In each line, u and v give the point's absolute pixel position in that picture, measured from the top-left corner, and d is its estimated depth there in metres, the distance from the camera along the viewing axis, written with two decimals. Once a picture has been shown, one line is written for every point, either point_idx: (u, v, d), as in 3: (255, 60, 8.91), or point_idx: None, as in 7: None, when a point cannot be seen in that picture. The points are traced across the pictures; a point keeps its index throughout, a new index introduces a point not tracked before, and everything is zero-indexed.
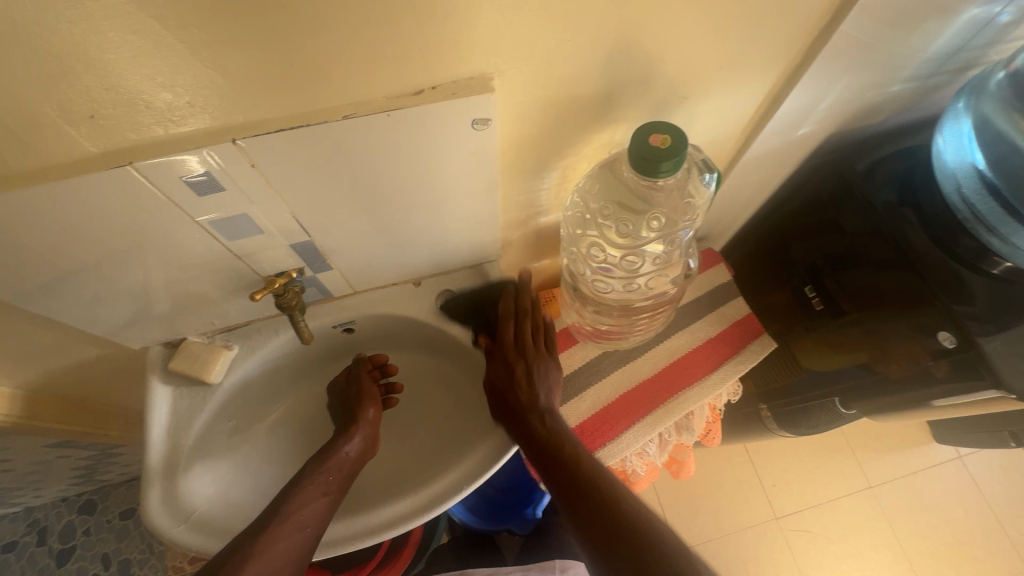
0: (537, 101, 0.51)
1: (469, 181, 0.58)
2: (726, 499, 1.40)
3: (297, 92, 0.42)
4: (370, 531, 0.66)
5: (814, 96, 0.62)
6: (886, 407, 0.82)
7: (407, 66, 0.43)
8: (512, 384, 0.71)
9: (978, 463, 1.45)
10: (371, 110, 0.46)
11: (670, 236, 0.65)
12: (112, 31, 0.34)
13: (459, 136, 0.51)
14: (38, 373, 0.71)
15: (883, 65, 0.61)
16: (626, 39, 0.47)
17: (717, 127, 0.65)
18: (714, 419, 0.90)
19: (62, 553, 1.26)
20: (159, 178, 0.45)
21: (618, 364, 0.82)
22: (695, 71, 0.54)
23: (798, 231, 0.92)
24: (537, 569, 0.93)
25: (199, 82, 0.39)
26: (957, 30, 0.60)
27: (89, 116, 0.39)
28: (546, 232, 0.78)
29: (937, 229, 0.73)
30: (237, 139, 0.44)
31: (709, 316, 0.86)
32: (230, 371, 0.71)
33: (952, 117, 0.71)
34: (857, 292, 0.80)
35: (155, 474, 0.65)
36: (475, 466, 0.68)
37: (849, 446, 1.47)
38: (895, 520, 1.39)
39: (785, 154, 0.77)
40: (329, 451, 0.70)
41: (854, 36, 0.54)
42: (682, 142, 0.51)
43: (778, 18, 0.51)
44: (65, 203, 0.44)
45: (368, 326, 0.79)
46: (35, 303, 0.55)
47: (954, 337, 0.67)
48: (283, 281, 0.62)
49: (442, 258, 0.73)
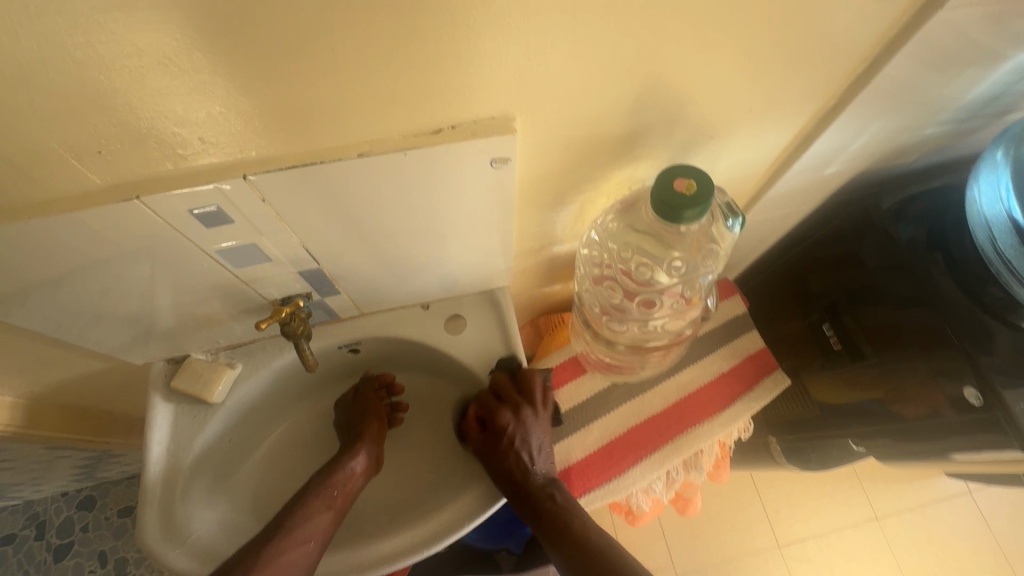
0: (559, 140, 0.50)
1: (482, 216, 0.56)
2: (728, 523, 1.38)
3: (309, 130, 0.41)
4: (363, 565, 0.64)
5: (846, 137, 0.60)
6: (903, 453, 0.80)
7: (424, 106, 0.42)
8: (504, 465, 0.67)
9: (987, 498, 1.42)
10: (387, 148, 0.44)
11: (691, 279, 0.64)
12: (123, 70, 0.33)
13: (477, 172, 0.49)
14: (38, 384, 0.70)
15: (919, 108, 0.59)
16: (655, 80, 0.46)
17: (741, 166, 0.63)
18: (724, 456, 0.87)
19: (59, 548, 1.26)
20: (167, 211, 0.44)
21: (626, 397, 0.80)
22: (724, 113, 0.52)
23: (817, 264, 0.90)
24: None
25: (210, 119, 0.38)
26: (1000, 77, 0.57)
27: (96, 151, 0.38)
28: (559, 261, 0.76)
29: (966, 275, 0.70)
30: (248, 174, 0.43)
31: (722, 350, 0.84)
32: (233, 390, 0.70)
33: (989, 167, 0.68)
34: (876, 333, 0.78)
35: (153, 494, 0.65)
36: (474, 503, 0.67)
37: (857, 476, 1.44)
38: (900, 553, 1.36)
39: (807, 192, 0.74)
40: (334, 466, 0.69)
41: (893, 81, 0.52)
42: (708, 189, 0.49)
43: (812, 61, 0.49)
44: (70, 233, 0.43)
45: (374, 348, 0.78)
46: (34, 323, 0.54)
47: (980, 395, 0.65)
48: (290, 309, 0.60)
49: (452, 285, 0.71)
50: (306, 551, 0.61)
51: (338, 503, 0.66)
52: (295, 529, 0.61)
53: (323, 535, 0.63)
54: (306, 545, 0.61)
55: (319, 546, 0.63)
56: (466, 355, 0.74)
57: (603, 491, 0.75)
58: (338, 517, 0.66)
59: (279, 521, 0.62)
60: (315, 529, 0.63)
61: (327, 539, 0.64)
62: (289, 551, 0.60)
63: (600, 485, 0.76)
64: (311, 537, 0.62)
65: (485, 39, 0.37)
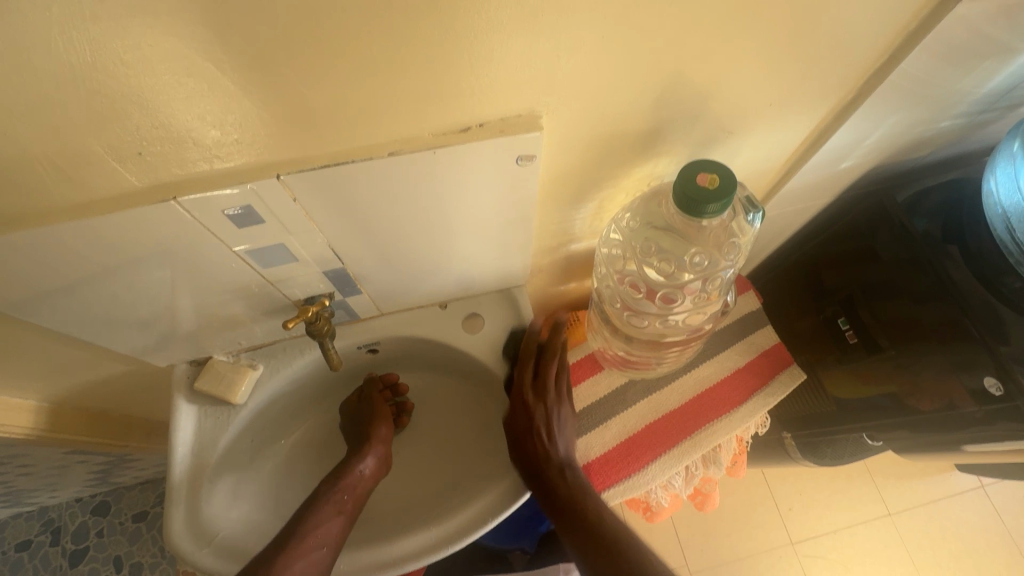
0: (584, 137, 0.50)
1: (505, 213, 0.57)
2: (741, 521, 1.38)
3: (341, 130, 0.42)
4: (389, 562, 0.65)
5: (863, 131, 0.61)
6: (920, 445, 0.80)
7: (455, 104, 0.42)
8: (529, 434, 0.69)
9: (1000, 493, 1.41)
10: (418, 147, 0.45)
11: (711, 274, 0.64)
12: (167, 73, 0.34)
13: (503, 170, 0.50)
14: (62, 387, 0.71)
15: (935, 102, 0.60)
16: (679, 77, 0.46)
17: (758, 161, 0.64)
18: (741, 451, 0.88)
19: (75, 553, 1.26)
20: (200, 212, 0.45)
21: (644, 393, 0.81)
22: (744, 109, 0.53)
23: (832, 258, 0.90)
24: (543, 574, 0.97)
25: (247, 120, 0.38)
26: (1015, 69, 0.58)
27: (136, 152, 0.39)
28: (576, 258, 0.77)
29: (982, 267, 0.70)
30: (281, 174, 0.44)
31: (738, 345, 0.85)
32: (254, 391, 0.71)
33: (1006, 158, 0.68)
34: (893, 326, 0.78)
35: (179, 494, 0.65)
36: (496, 500, 0.67)
37: (868, 472, 1.44)
38: (913, 549, 1.36)
39: (823, 186, 0.75)
40: (343, 469, 0.70)
41: (911, 75, 0.52)
42: (731, 183, 0.49)
43: (832, 57, 0.49)
44: (104, 234, 0.44)
45: (393, 347, 0.78)
46: (63, 324, 0.54)
47: (1000, 384, 0.65)
48: (317, 309, 0.62)
49: (471, 283, 0.72)
50: (319, 556, 0.62)
51: (348, 507, 0.68)
52: (306, 536, 0.62)
53: (336, 538, 0.65)
54: (320, 550, 0.63)
55: (333, 550, 0.64)
56: (485, 352, 0.75)
57: (623, 487, 0.76)
58: (346, 523, 0.67)
59: (291, 527, 0.63)
60: (327, 534, 0.64)
61: (340, 542, 0.65)
62: (303, 557, 0.61)
63: (619, 481, 0.77)
64: (324, 541, 0.63)
65: (517, 37, 0.38)
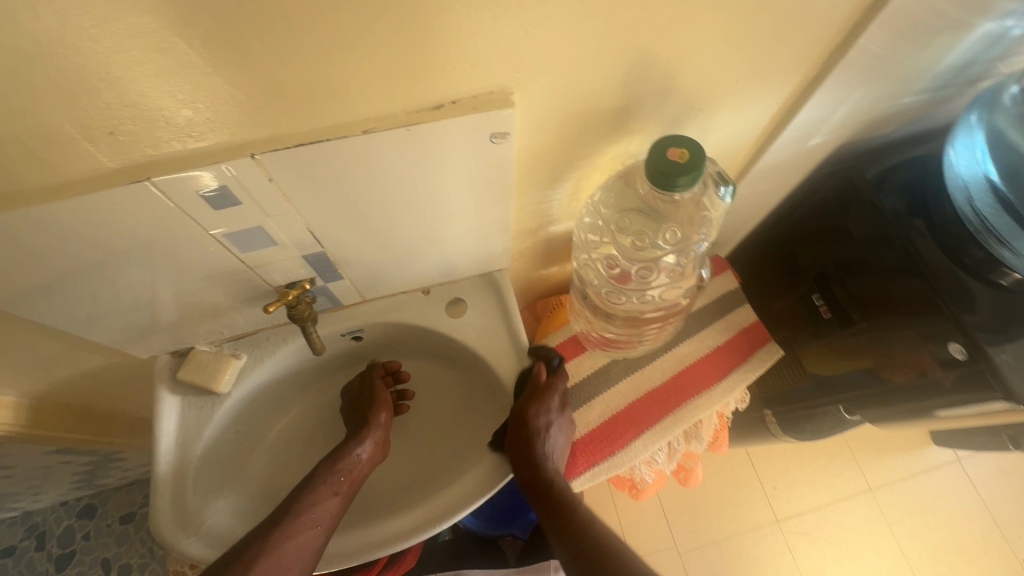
0: (556, 114, 0.51)
1: (483, 194, 0.58)
2: (727, 501, 1.41)
3: (315, 108, 0.42)
4: (379, 543, 0.65)
5: (828, 108, 0.63)
6: (889, 416, 0.83)
7: (427, 81, 0.43)
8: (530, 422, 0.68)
9: (976, 466, 1.46)
10: (392, 124, 0.45)
11: (686, 248, 0.66)
12: (135, 49, 0.34)
13: (479, 148, 0.51)
14: (42, 382, 0.70)
15: (895, 78, 0.62)
16: (647, 53, 0.47)
17: (729, 139, 0.66)
18: (721, 426, 0.90)
19: (61, 557, 1.25)
20: (177, 194, 0.45)
21: (626, 372, 0.82)
22: (712, 86, 0.54)
23: (805, 237, 0.93)
24: (531, 570, 0.98)
25: (219, 99, 0.39)
26: (971, 44, 0.60)
27: (108, 131, 0.39)
28: (556, 241, 0.78)
29: (946, 239, 0.73)
30: (255, 153, 0.44)
31: (716, 324, 0.87)
32: (239, 380, 0.71)
33: (965, 130, 0.71)
34: (864, 300, 0.80)
35: (165, 483, 0.65)
36: (480, 480, 0.68)
37: (849, 449, 1.47)
38: (894, 522, 1.40)
39: (793, 164, 0.77)
40: (340, 452, 0.69)
41: (872, 49, 0.54)
42: (700, 157, 0.51)
43: (795, 33, 0.51)
44: (77, 218, 0.44)
45: (377, 334, 0.79)
46: (39, 315, 0.54)
47: (964, 348, 0.67)
48: (296, 293, 0.62)
49: (453, 267, 0.73)
50: (313, 535, 0.62)
51: (345, 489, 0.67)
52: (304, 514, 0.62)
53: (331, 519, 0.64)
54: (313, 530, 0.62)
55: (327, 531, 0.63)
56: (469, 336, 0.75)
57: (607, 464, 0.77)
58: (342, 504, 0.66)
59: (287, 504, 0.63)
60: (322, 514, 0.63)
61: (335, 523, 0.64)
62: (297, 535, 0.60)
63: (604, 458, 0.78)
64: (318, 522, 0.63)
65: (485, 12, 0.39)
